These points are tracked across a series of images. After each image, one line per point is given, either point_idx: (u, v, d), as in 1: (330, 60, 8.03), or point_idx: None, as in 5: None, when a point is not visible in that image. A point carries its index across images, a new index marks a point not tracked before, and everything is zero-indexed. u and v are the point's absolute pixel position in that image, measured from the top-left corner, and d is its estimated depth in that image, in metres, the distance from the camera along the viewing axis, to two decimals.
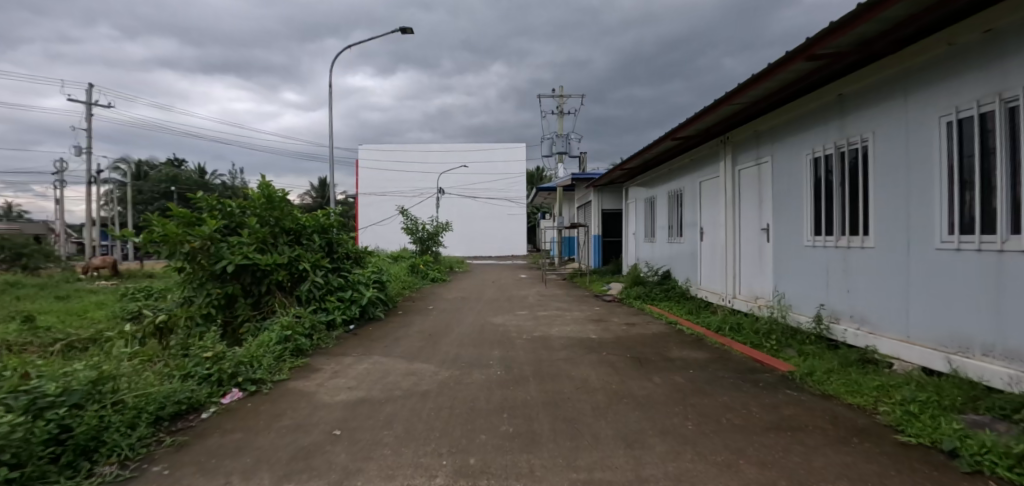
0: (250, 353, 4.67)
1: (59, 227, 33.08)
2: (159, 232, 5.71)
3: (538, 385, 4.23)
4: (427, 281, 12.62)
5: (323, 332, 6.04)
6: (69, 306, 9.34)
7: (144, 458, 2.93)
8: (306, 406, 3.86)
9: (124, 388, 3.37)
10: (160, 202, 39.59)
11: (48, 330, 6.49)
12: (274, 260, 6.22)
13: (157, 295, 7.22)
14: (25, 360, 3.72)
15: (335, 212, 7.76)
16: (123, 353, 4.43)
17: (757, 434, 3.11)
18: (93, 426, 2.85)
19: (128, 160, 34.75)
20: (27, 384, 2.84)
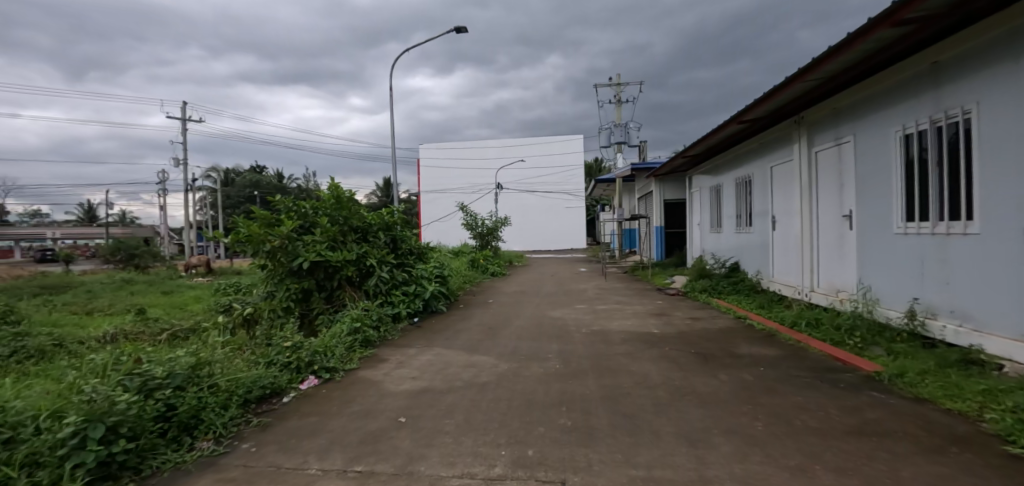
0: (324, 344, 5.02)
1: (162, 230, 36.95)
2: (244, 232, 6.28)
3: (597, 380, 4.23)
4: (487, 275, 12.86)
5: (389, 324, 6.36)
6: (172, 300, 10.49)
7: (235, 436, 3.26)
8: (374, 394, 4.11)
9: (218, 374, 3.76)
10: (244, 206, 43.02)
11: (154, 321, 7.35)
12: (344, 257, 6.62)
13: (244, 289, 7.92)
14: (138, 347, 4.26)
15: (398, 209, 8.11)
16: (217, 342, 4.93)
17: (834, 438, 2.93)
18: (193, 406, 3.22)
19: (217, 169, 38.09)
20: (140, 368, 3.26)
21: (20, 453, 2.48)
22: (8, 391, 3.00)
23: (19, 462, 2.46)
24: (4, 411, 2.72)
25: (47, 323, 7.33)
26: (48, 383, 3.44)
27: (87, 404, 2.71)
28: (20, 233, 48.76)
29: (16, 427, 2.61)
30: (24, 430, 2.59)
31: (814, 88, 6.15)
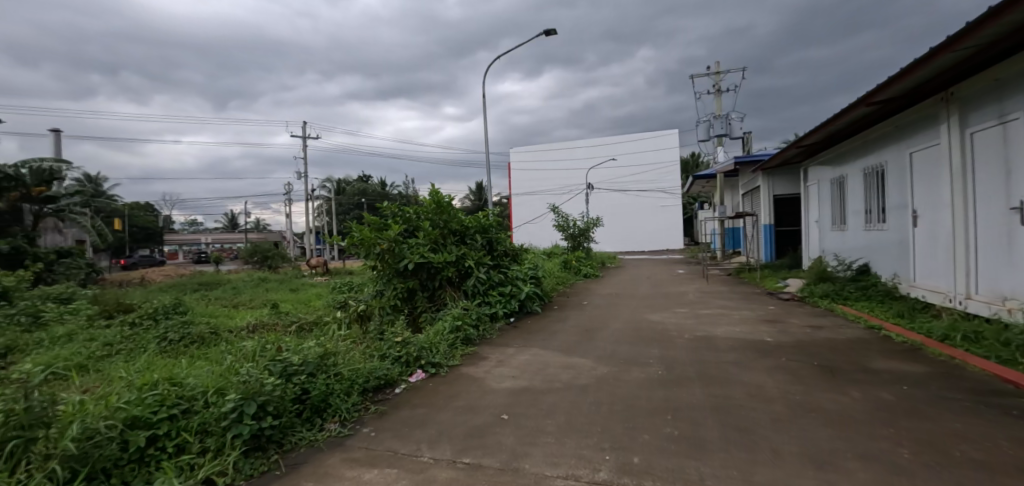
0: (430, 340, 5.33)
1: (287, 235, 41.52)
2: (357, 236, 6.88)
3: (704, 389, 4.03)
4: (580, 276, 12.78)
5: (487, 323, 6.58)
6: (298, 296, 11.76)
7: (357, 421, 3.59)
8: (477, 390, 4.28)
9: (341, 363, 4.15)
10: (353, 212, 46.94)
11: (285, 314, 8.30)
12: (445, 258, 6.96)
13: (357, 288, 8.67)
14: (276, 337, 4.83)
15: (493, 212, 8.34)
16: (337, 335, 5.44)
17: (1005, 475, 2.51)
18: (323, 391, 3.59)
19: (331, 179, 41.99)
20: (281, 355, 3.71)
21: (195, 422, 2.94)
22: (184, 370, 3.55)
23: (194, 429, 2.93)
24: (182, 386, 3.24)
25: (204, 314, 8.60)
26: (211, 364, 4.01)
27: (242, 384, 3.15)
28: (179, 239, 57.56)
29: (192, 400, 3.09)
30: (198, 403, 3.07)
31: (969, 58, 5.30)
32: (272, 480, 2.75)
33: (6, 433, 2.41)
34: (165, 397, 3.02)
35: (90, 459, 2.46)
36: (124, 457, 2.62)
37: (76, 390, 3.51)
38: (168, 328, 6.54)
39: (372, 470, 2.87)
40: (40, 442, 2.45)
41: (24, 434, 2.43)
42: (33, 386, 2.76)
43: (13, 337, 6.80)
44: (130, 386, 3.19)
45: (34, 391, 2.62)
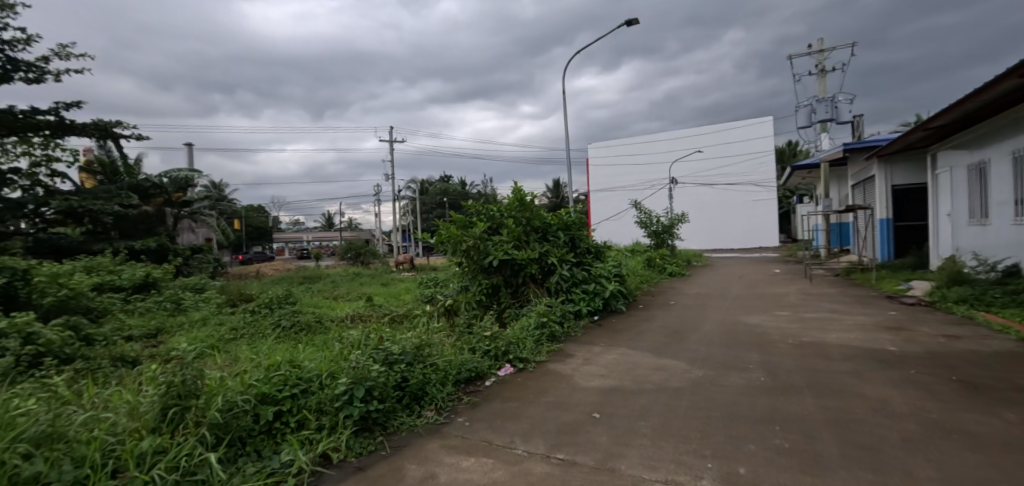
0: (516, 336, 5.40)
1: (376, 233, 44.19)
2: (444, 234, 7.12)
3: (816, 400, 3.69)
4: (665, 275, 12.30)
5: (571, 321, 6.53)
6: (389, 290, 12.46)
7: (452, 410, 3.72)
8: (566, 387, 4.26)
9: (436, 354, 4.32)
10: (435, 211, 48.90)
11: (379, 307, 8.83)
12: (528, 255, 7.00)
13: (443, 283, 9.00)
14: (376, 328, 5.13)
15: (576, 209, 8.24)
16: (429, 327, 5.67)
17: None
18: (421, 380, 3.76)
19: (415, 180, 44.02)
20: (383, 344, 3.93)
21: (312, 402, 3.22)
22: (301, 355, 3.88)
23: (312, 408, 3.20)
24: (301, 367, 3.54)
25: (310, 305, 9.40)
26: (322, 350, 4.35)
27: (352, 369, 3.39)
28: (284, 237, 63.45)
29: (309, 381, 3.37)
30: (314, 384, 3.35)
31: None
32: (378, 460, 2.94)
33: (167, 401, 2.80)
34: (287, 377, 3.33)
35: (229, 429, 2.80)
36: (255, 429, 2.94)
37: (215, 369, 3.97)
38: (281, 317, 7.22)
39: (468, 458, 2.95)
40: (191, 411, 2.81)
41: (180, 402, 2.81)
42: (185, 362, 3.17)
43: (161, 320, 7.90)
44: (258, 367, 3.54)
45: (186, 367, 3.00)
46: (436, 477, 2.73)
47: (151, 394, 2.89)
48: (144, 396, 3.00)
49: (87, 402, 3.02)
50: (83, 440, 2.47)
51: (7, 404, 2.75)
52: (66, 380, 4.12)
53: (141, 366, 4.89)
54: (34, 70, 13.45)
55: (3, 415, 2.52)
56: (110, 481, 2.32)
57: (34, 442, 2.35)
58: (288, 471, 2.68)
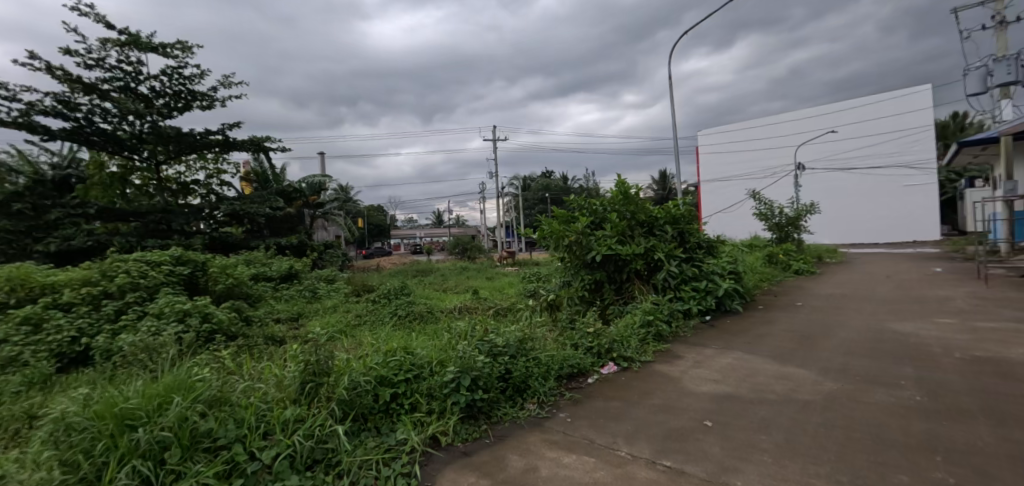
0: (621, 334, 5.21)
1: (482, 229, 45.92)
2: (547, 229, 7.11)
3: (995, 429, 3.03)
4: (790, 272, 11.09)
5: (680, 320, 6.15)
6: (494, 284, 12.84)
7: (553, 405, 3.70)
8: (674, 390, 4.01)
9: (538, 349, 4.31)
10: (538, 206, 49.44)
11: (485, 300, 9.13)
12: (633, 251, 6.72)
13: (545, 277, 9.05)
14: (482, 320, 5.29)
15: (685, 201, 7.70)
16: (531, 321, 5.71)
17: None
18: (523, 373, 3.77)
19: (517, 177, 44.89)
20: (488, 336, 4.00)
21: (423, 387, 3.39)
22: (414, 342, 4.11)
23: (423, 392, 3.37)
24: (414, 353, 3.75)
25: (423, 296, 10.03)
26: (434, 339, 4.58)
27: (459, 358, 3.51)
28: (400, 234, 68.70)
29: (421, 367, 3.57)
30: (425, 370, 3.52)
31: None
32: (483, 447, 3.02)
33: (305, 377, 3.15)
34: (402, 363, 3.54)
35: (354, 405, 3.09)
36: (374, 408, 3.19)
37: (342, 351, 4.39)
38: (398, 306, 7.81)
39: (570, 455, 2.91)
40: (323, 387, 3.13)
41: (315, 379, 3.14)
42: (319, 343, 3.52)
43: (300, 306, 8.99)
44: (378, 352, 3.82)
45: (319, 348, 3.34)
46: (537, 471, 2.72)
47: (292, 369, 3.27)
48: (287, 370, 3.40)
49: (247, 373, 3.51)
50: (243, 405, 2.88)
51: (189, 371, 3.29)
52: (232, 353, 4.85)
53: (286, 345, 5.59)
54: (206, 98, 15.98)
55: (188, 378, 3.02)
56: (261, 441, 2.68)
57: (208, 403, 2.82)
58: (402, 449, 2.87)
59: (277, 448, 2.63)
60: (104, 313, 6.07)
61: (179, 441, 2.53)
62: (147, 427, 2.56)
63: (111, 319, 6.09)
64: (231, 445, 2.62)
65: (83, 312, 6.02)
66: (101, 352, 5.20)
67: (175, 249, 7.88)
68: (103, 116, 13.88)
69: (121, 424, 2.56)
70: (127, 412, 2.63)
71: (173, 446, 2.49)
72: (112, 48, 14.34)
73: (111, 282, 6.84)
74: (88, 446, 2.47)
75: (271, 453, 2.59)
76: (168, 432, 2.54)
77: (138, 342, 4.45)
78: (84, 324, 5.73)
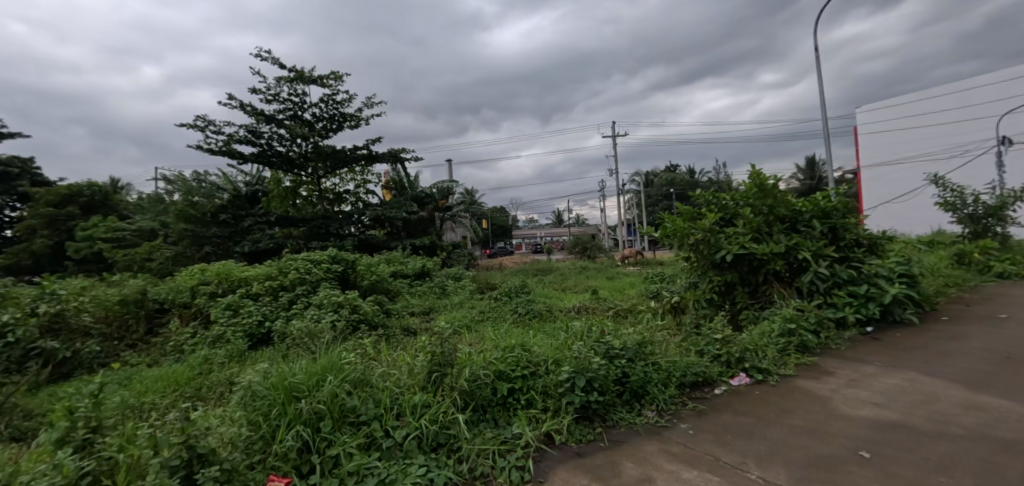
0: (755, 343, 4.63)
1: (604, 228, 45.13)
2: (669, 227, 6.59)
3: None
4: (988, 275, 8.96)
5: (832, 330, 5.30)
6: (616, 284, 12.51)
7: (674, 414, 3.42)
8: (823, 411, 3.45)
9: (659, 353, 3.99)
10: (663, 202, 47.08)
11: (605, 300, 8.89)
12: (771, 250, 5.89)
13: (670, 278, 8.53)
14: (600, 321, 5.10)
15: (838, 192, 6.57)
16: (653, 323, 5.38)
17: None
18: (642, 378, 3.51)
19: (640, 173, 43.26)
20: (604, 337, 3.77)
21: (539, 385, 3.36)
22: (531, 340, 4.09)
23: (539, 390, 3.35)
24: (530, 351, 3.72)
25: (542, 295, 10.13)
26: (551, 338, 4.53)
27: (575, 358, 3.41)
28: (523, 234, 70.96)
29: (537, 364, 3.54)
30: (541, 368, 3.49)
31: None
32: (598, 450, 2.90)
33: (432, 366, 3.30)
34: (519, 359, 3.54)
35: (474, 396, 3.17)
36: (493, 401, 3.24)
37: (463, 344, 4.55)
38: (518, 304, 7.99)
39: (691, 470, 2.66)
40: (447, 377, 3.25)
41: (440, 368, 3.29)
42: (444, 336, 3.66)
43: (430, 301, 9.68)
44: (496, 348, 3.86)
45: (444, 340, 3.48)
46: (653, 482, 2.54)
47: (421, 359, 3.45)
48: (417, 359, 3.58)
49: (386, 359, 3.75)
50: (380, 388, 3.13)
51: (339, 354, 3.64)
52: (372, 340, 5.38)
53: (418, 337, 6.02)
54: (353, 118, 18.01)
55: (338, 361, 3.34)
56: (394, 421, 2.89)
57: (353, 383, 3.11)
58: (517, 442, 2.88)
59: (408, 429, 2.83)
60: (281, 302, 7.16)
61: (331, 413, 2.84)
62: (308, 399, 2.90)
63: (285, 307, 7.16)
64: (371, 421, 2.87)
65: (267, 301, 7.19)
66: (277, 335, 6.17)
67: (331, 249, 9.02)
68: (279, 141, 16.45)
69: (289, 394, 2.92)
70: (294, 385, 2.99)
71: (326, 417, 2.80)
72: (284, 83, 16.87)
73: (286, 277, 8.08)
74: (265, 409, 2.86)
75: (402, 432, 2.79)
76: (323, 404, 2.86)
77: (303, 329, 5.16)
78: (267, 310, 6.81)
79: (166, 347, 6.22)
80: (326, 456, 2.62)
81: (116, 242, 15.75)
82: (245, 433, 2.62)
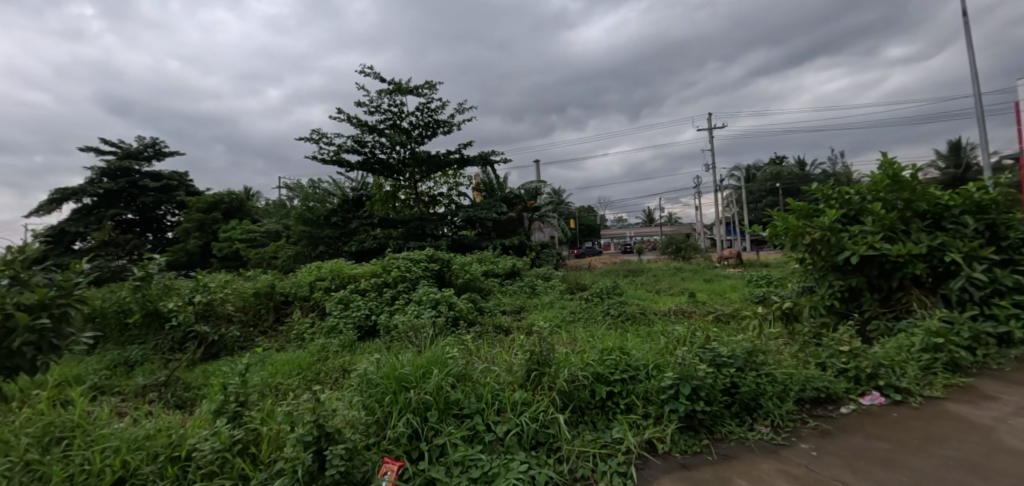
0: (891, 357, 4.08)
1: (699, 227, 42.71)
2: (781, 226, 5.84)
3: None
4: None
5: (991, 347, 4.54)
6: (715, 287, 11.78)
7: (792, 432, 3.14)
8: (982, 443, 2.97)
9: (773, 363, 3.68)
10: (767, 199, 43.48)
11: (704, 304, 8.40)
12: (909, 251, 5.06)
13: (779, 282, 7.86)
14: (703, 326, 4.83)
15: (996, 183, 5.62)
16: (764, 330, 4.98)
17: None
18: (754, 389, 3.27)
19: (740, 167, 40.33)
20: (710, 344, 3.54)
21: (639, 390, 3.27)
22: (629, 343, 3.99)
23: (639, 395, 3.27)
24: (628, 354, 3.62)
25: (635, 297, 9.81)
26: (650, 341, 4.37)
27: (678, 363, 3.27)
28: (612, 234, 69.46)
29: (637, 368, 3.44)
30: (641, 372, 3.39)
31: None
32: (705, 464, 2.76)
33: (530, 365, 3.34)
34: (618, 362, 3.46)
35: (573, 398, 3.17)
36: (591, 403, 3.21)
37: (559, 344, 4.54)
38: (611, 306, 7.83)
39: None
40: (546, 376, 3.27)
41: (538, 368, 3.34)
42: (541, 336, 3.68)
43: (522, 300, 9.82)
44: (594, 349, 3.82)
45: (543, 340, 3.50)
46: None
47: (519, 358, 3.51)
48: (516, 357, 3.65)
49: (486, 355, 3.87)
50: (481, 383, 3.23)
51: (443, 348, 3.81)
52: (469, 337, 5.57)
53: (512, 335, 6.12)
54: (447, 124, 18.81)
55: (442, 355, 3.51)
56: (495, 416, 2.98)
57: (456, 377, 3.24)
58: (618, 447, 2.83)
59: (508, 425, 2.90)
60: (386, 298, 7.68)
61: (438, 404, 3.00)
62: (416, 389, 3.08)
63: (390, 302, 7.68)
64: (474, 415, 2.98)
65: (374, 297, 7.75)
66: (383, 328, 6.64)
67: (429, 249, 9.49)
68: (381, 149, 17.68)
69: (399, 384, 3.13)
70: (403, 376, 3.19)
71: (433, 408, 2.97)
72: (384, 95, 18.08)
73: (389, 274, 8.64)
74: (378, 396, 3.08)
75: (503, 427, 2.87)
76: (430, 395, 3.03)
77: (407, 324, 5.48)
78: (373, 305, 7.35)
79: (291, 335, 6.96)
80: (434, 444, 2.78)
81: (249, 242, 17.99)
82: (362, 415, 2.88)
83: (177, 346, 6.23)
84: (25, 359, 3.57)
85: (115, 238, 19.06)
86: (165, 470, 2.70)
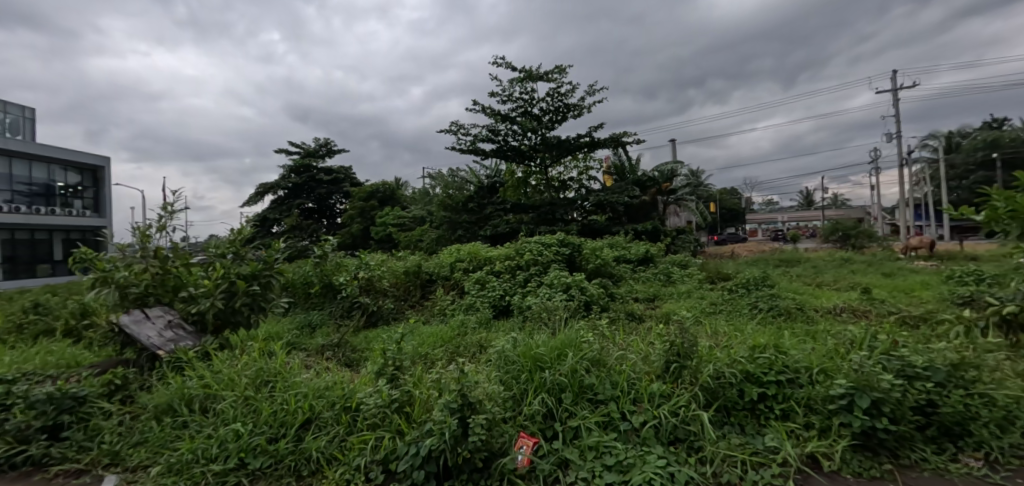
0: None
1: (876, 211, 36.22)
2: (1004, 208, 4.25)
3: None
4: None
5: None
6: (897, 282, 9.86)
7: (1018, 471, 2.48)
8: None
9: (990, 381, 2.93)
10: (976, 175, 35.01)
11: (882, 302, 7.09)
12: None
13: (993, 280, 6.28)
14: (887, 329, 4.06)
15: None
16: (976, 337, 4.00)
17: None
18: (960, 411, 2.64)
19: (937, 136, 33.00)
20: (896, 351, 2.94)
21: (800, 396, 2.90)
22: (787, 342, 3.53)
23: (800, 401, 2.89)
24: (786, 354, 3.20)
25: (789, 290, 8.67)
26: (813, 342, 3.82)
27: (854, 370, 2.78)
28: (762, 219, 62.54)
29: (796, 371, 3.03)
30: (803, 376, 2.99)
31: None
32: None
33: (669, 356, 3.14)
34: (773, 362, 3.08)
35: (718, 395, 2.92)
36: (739, 404, 2.92)
37: (701, 337, 4.20)
38: (760, 297, 7.03)
39: None
40: (687, 370, 3.05)
41: (678, 360, 3.09)
42: (682, 326, 3.43)
43: (656, 288, 9.35)
44: (743, 345, 3.45)
45: (685, 331, 3.26)
46: None
47: (658, 348, 3.32)
48: (654, 347, 3.46)
49: (622, 342, 3.75)
50: (617, 371, 3.15)
51: (577, 332, 3.79)
52: (602, 323, 5.47)
53: (647, 323, 5.88)
54: (577, 108, 18.59)
55: (576, 338, 3.48)
56: (631, 405, 2.89)
57: (591, 362, 3.20)
58: (773, 457, 2.54)
59: (645, 416, 2.79)
60: (518, 281, 7.92)
61: (572, 387, 3.00)
62: (552, 370, 3.12)
63: (522, 284, 7.90)
64: (609, 402, 2.92)
65: (508, 279, 8.05)
66: (517, 309, 6.86)
67: (560, 233, 9.52)
68: (514, 136, 18.17)
69: (535, 364, 3.20)
70: (539, 356, 3.26)
71: (567, 390, 2.98)
72: (516, 84, 18.47)
73: (522, 258, 8.91)
74: (515, 373, 3.18)
75: (640, 418, 2.77)
76: (565, 378, 3.04)
77: (540, 306, 5.56)
78: (507, 287, 7.62)
79: (435, 310, 7.59)
80: (568, 426, 2.80)
81: (400, 226, 20.09)
82: (501, 390, 2.94)
83: (346, 314, 7.20)
84: (243, 316, 4.73)
85: (300, 223, 22.82)
86: (340, 417, 3.16)
